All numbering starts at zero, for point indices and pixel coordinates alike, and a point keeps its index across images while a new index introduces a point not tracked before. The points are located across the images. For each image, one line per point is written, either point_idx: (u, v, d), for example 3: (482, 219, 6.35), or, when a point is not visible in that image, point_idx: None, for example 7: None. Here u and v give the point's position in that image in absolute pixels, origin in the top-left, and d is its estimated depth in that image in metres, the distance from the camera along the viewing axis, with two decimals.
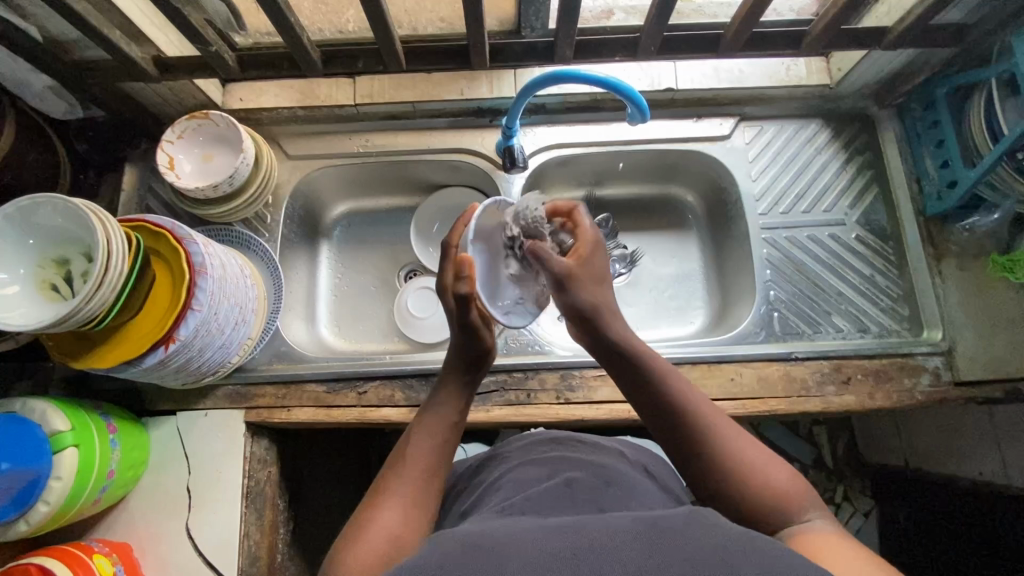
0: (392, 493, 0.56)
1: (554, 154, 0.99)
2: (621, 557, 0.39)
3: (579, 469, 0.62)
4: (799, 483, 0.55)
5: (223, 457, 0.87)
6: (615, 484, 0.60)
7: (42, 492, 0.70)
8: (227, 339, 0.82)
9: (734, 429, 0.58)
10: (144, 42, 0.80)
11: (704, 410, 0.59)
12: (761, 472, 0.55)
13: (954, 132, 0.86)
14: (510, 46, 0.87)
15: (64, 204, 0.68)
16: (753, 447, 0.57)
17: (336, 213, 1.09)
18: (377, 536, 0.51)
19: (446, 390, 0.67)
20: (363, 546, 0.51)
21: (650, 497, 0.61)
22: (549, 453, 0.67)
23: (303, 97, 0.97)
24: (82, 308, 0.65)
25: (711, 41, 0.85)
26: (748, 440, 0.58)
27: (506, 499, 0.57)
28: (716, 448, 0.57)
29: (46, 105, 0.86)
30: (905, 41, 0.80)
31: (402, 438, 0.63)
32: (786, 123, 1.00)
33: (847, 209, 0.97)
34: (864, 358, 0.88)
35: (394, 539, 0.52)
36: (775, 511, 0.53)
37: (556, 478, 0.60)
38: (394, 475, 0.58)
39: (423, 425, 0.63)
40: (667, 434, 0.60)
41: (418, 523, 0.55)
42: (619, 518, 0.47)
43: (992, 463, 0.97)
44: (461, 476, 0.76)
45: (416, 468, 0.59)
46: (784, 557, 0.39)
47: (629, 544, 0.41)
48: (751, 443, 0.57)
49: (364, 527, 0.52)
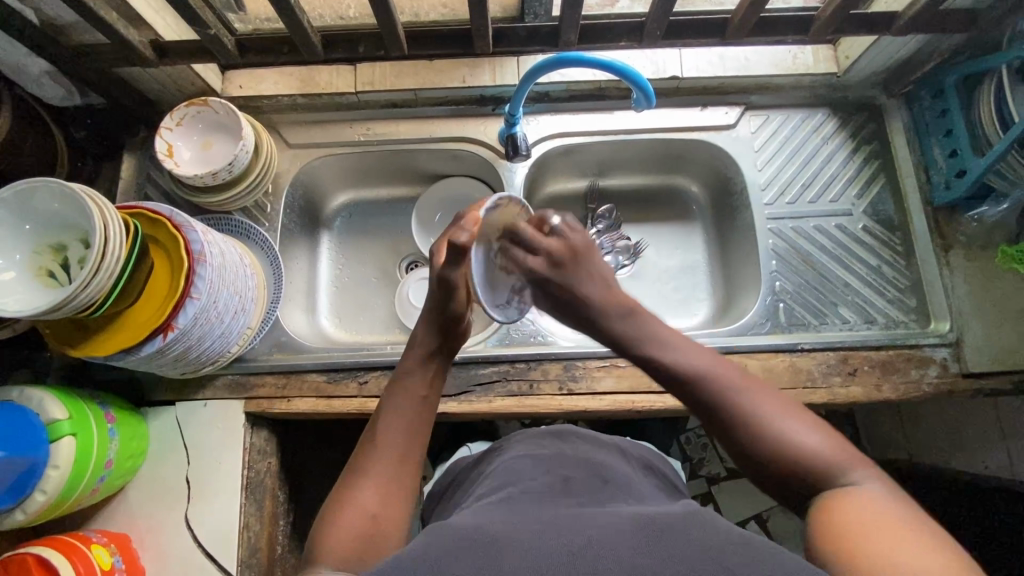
0: (368, 475, 0.54)
1: (557, 143, 0.98)
2: (613, 553, 0.39)
3: (573, 465, 0.61)
4: (841, 448, 0.51)
5: (222, 448, 0.86)
6: (613, 481, 0.59)
7: (39, 482, 0.69)
8: (227, 329, 0.81)
9: (771, 403, 0.53)
10: (142, 26, 0.79)
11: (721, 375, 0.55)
12: (802, 444, 0.51)
13: (963, 120, 0.85)
14: (513, 31, 0.86)
15: (61, 189, 0.67)
16: (794, 418, 0.53)
17: (336, 203, 1.08)
18: (354, 517, 0.51)
19: (416, 362, 0.62)
20: (339, 526, 0.51)
21: (649, 495, 0.60)
22: (544, 448, 0.66)
23: (303, 85, 0.96)
24: (78, 294, 0.64)
25: (718, 27, 0.84)
26: (788, 412, 0.53)
27: (500, 494, 0.56)
28: (757, 434, 0.52)
29: (43, 91, 0.85)
30: (915, 26, 0.79)
31: (374, 419, 0.59)
32: (792, 112, 0.99)
33: (854, 199, 0.95)
34: (871, 349, 0.87)
35: (371, 523, 0.51)
36: (817, 484, 0.50)
37: (553, 475, 0.59)
38: (373, 459, 0.56)
39: (394, 405, 0.59)
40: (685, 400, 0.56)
41: (399, 505, 0.54)
42: (615, 515, 0.46)
43: (999, 456, 0.95)
44: (460, 474, 0.75)
45: (391, 452, 0.56)
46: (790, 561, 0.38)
47: (623, 542, 0.41)
48: (790, 415, 0.53)
49: (341, 510, 0.52)
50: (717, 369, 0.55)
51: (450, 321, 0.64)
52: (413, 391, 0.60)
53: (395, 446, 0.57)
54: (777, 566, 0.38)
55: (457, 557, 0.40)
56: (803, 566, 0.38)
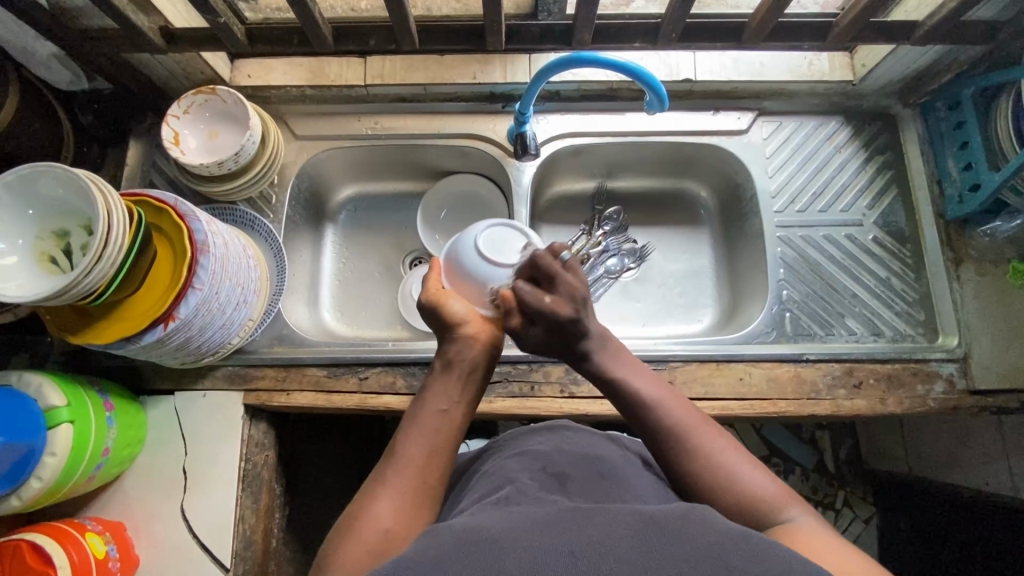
0: (386, 485, 0.54)
1: (565, 143, 0.97)
2: (615, 554, 0.39)
3: (571, 462, 0.60)
4: (777, 486, 0.54)
5: (221, 438, 0.86)
6: (609, 477, 0.58)
7: (35, 468, 0.69)
8: (228, 320, 0.81)
9: (717, 439, 0.58)
10: (152, 11, 0.78)
11: (679, 419, 0.60)
12: (733, 474, 0.55)
13: (979, 133, 0.83)
14: (526, 28, 0.85)
15: (66, 174, 0.66)
16: (741, 459, 0.56)
17: (343, 195, 1.07)
18: (366, 529, 0.50)
19: (434, 379, 0.62)
20: (352, 539, 0.50)
21: (646, 491, 0.58)
22: (540, 443, 0.65)
23: (313, 76, 0.95)
24: (81, 281, 0.63)
25: (735, 31, 0.83)
26: (735, 451, 0.57)
27: (493, 491, 0.55)
28: (689, 459, 0.58)
29: (51, 75, 0.85)
30: (935, 37, 0.78)
31: (399, 428, 0.59)
32: (806, 119, 0.98)
33: (865, 210, 0.94)
34: (876, 362, 0.86)
35: (384, 537, 0.50)
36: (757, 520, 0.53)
37: (547, 472, 0.58)
38: (390, 470, 0.55)
39: (420, 416, 0.59)
40: (643, 431, 0.61)
41: (414, 518, 0.53)
42: (610, 515, 0.45)
43: (1001, 474, 0.95)
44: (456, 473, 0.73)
45: (410, 459, 0.56)
46: (784, 563, 0.38)
47: (625, 543, 0.40)
48: (733, 452, 0.57)
49: (358, 518, 0.52)
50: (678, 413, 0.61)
51: (445, 363, 0.63)
52: (440, 405, 0.60)
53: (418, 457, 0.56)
54: (781, 569, 0.37)
55: (456, 557, 0.39)
56: (808, 571, 0.38)
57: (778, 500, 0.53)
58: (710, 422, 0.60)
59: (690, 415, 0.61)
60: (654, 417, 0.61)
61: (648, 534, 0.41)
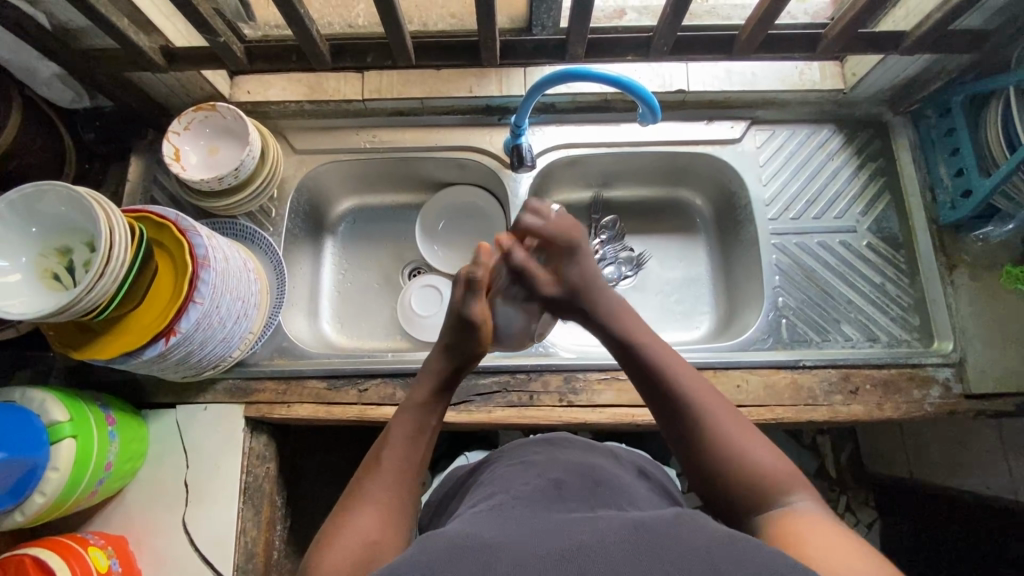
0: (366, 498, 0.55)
1: (562, 154, 0.98)
2: (609, 557, 0.40)
3: (566, 469, 0.61)
4: (786, 467, 0.55)
5: (222, 451, 0.86)
6: (604, 484, 0.59)
7: (39, 483, 0.69)
8: (229, 333, 0.82)
9: (730, 415, 0.59)
10: (153, 31, 0.80)
11: (696, 389, 0.60)
12: (744, 452, 0.56)
13: (970, 140, 0.84)
14: (521, 44, 0.86)
15: (67, 192, 0.67)
16: (754, 439, 0.57)
17: (342, 208, 1.09)
18: (351, 541, 0.51)
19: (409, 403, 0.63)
20: (334, 548, 0.50)
21: (641, 499, 0.59)
22: (537, 453, 0.65)
23: (311, 91, 0.96)
24: (82, 298, 0.64)
25: (726, 43, 0.84)
26: (747, 430, 0.58)
27: (491, 499, 0.56)
28: (699, 416, 0.59)
29: (53, 94, 0.86)
30: (922, 47, 0.80)
31: (376, 443, 0.60)
32: (798, 128, 0.99)
33: (858, 216, 0.95)
34: (873, 368, 0.87)
35: (368, 544, 0.51)
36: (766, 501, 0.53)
37: (544, 479, 0.58)
38: (371, 482, 0.56)
39: (394, 431, 0.61)
40: (655, 396, 0.62)
41: (395, 528, 0.54)
42: (606, 521, 0.46)
43: (1001, 477, 0.95)
44: (456, 483, 0.74)
45: (388, 470, 0.57)
46: (771, 562, 0.38)
47: (617, 546, 0.41)
48: (746, 430, 0.58)
49: (341, 528, 0.52)
50: (694, 383, 0.61)
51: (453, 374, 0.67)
52: (418, 419, 0.62)
53: (398, 471, 0.57)
54: (771, 571, 0.38)
55: (451, 563, 0.40)
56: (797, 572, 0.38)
57: (785, 481, 0.54)
58: (718, 395, 0.61)
59: (707, 387, 0.61)
60: (672, 383, 0.61)
61: (641, 539, 0.42)
